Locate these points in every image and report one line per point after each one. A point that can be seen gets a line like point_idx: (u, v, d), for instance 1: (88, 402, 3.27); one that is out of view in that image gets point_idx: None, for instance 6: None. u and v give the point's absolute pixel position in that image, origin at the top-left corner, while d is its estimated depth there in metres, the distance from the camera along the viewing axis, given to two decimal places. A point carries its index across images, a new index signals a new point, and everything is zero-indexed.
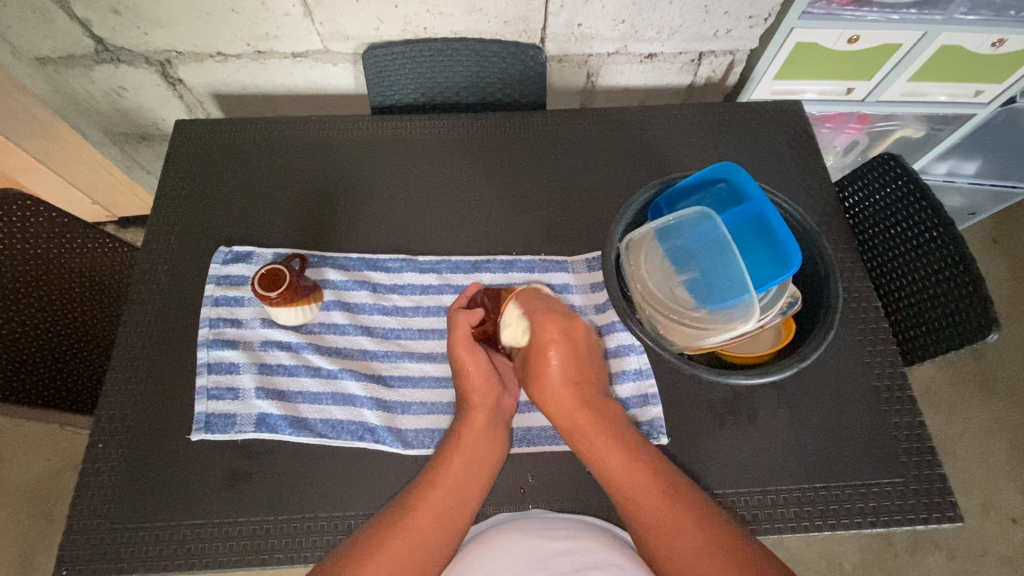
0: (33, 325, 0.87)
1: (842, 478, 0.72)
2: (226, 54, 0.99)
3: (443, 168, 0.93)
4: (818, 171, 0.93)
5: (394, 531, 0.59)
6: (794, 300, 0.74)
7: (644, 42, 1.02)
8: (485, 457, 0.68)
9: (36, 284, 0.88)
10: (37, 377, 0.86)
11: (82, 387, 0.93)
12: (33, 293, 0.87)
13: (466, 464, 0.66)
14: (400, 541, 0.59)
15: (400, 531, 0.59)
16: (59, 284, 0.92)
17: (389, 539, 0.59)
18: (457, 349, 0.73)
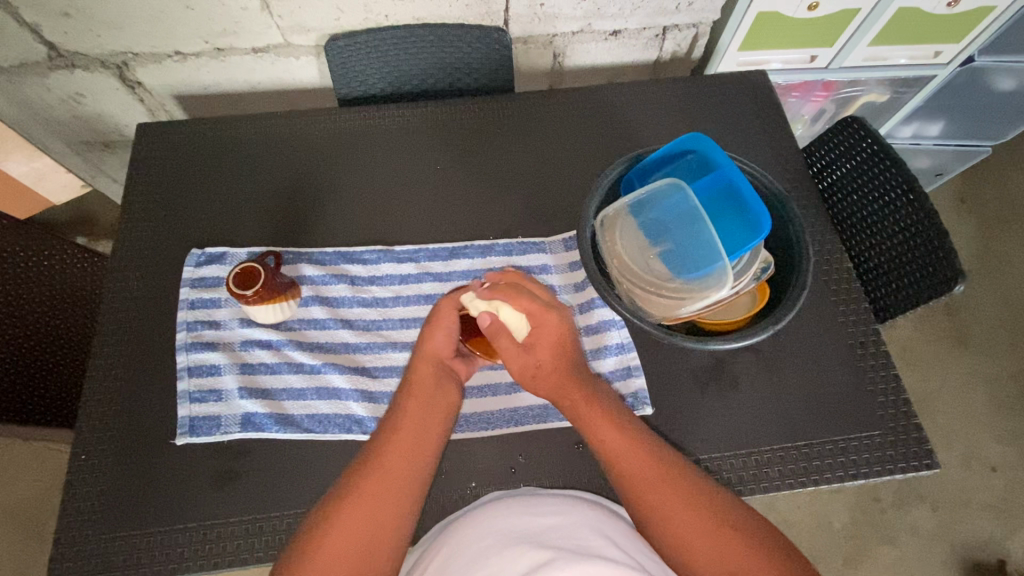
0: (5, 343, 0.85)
1: (822, 435, 0.74)
2: (185, 53, 0.96)
3: (414, 157, 0.92)
4: (784, 139, 0.94)
5: (355, 498, 0.58)
6: (768, 265, 0.75)
7: (607, 19, 0.98)
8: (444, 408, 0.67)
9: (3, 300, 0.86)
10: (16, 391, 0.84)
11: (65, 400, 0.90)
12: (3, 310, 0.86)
13: (422, 416, 0.65)
14: (357, 515, 0.57)
15: (354, 503, 0.58)
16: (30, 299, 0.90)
17: (352, 504, 0.58)
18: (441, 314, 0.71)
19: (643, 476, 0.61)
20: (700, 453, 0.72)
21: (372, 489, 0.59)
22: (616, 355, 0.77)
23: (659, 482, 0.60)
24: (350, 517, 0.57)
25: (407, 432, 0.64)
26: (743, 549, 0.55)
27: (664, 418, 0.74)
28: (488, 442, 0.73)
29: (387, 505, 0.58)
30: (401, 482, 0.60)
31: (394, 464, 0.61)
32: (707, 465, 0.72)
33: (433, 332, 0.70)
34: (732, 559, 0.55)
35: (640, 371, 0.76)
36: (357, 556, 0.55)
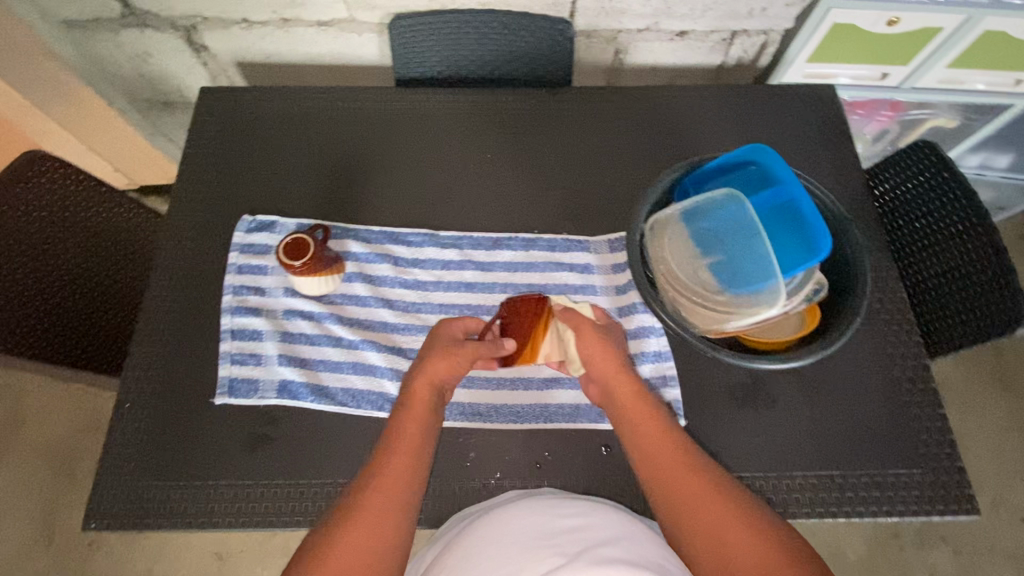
0: (64, 287, 0.88)
1: (858, 467, 0.72)
2: (251, 21, 0.96)
3: (467, 145, 0.92)
4: (849, 159, 0.91)
5: (362, 504, 0.58)
6: (820, 287, 0.72)
7: (675, 19, 0.94)
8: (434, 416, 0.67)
9: (66, 246, 0.89)
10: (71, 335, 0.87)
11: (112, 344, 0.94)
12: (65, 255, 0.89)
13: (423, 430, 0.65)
14: (365, 525, 0.57)
15: (365, 510, 0.58)
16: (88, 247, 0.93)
17: (360, 509, 0.58)
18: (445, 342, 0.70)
19: (674, 495, 0.60)
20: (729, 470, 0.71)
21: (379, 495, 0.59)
22: (653, 363, 0.76)
23: (675, 475, 0.61)
24: (360, 524, 0.57)
25: (401, 450, 0.63)
26: (754, 541, 0.55)
27: (696, 432, 0.73)
28: (515, 436, 0.74)
29: (392, 512, 0.58)
30: (401, 491, 0.60)
31: (390, 482, 0.60)
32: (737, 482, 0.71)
33: (425, 361, 0.68)
34: (741, 548, 0.55)
35: (676, 382, 0.75)
36: (369, 562, 0.55)
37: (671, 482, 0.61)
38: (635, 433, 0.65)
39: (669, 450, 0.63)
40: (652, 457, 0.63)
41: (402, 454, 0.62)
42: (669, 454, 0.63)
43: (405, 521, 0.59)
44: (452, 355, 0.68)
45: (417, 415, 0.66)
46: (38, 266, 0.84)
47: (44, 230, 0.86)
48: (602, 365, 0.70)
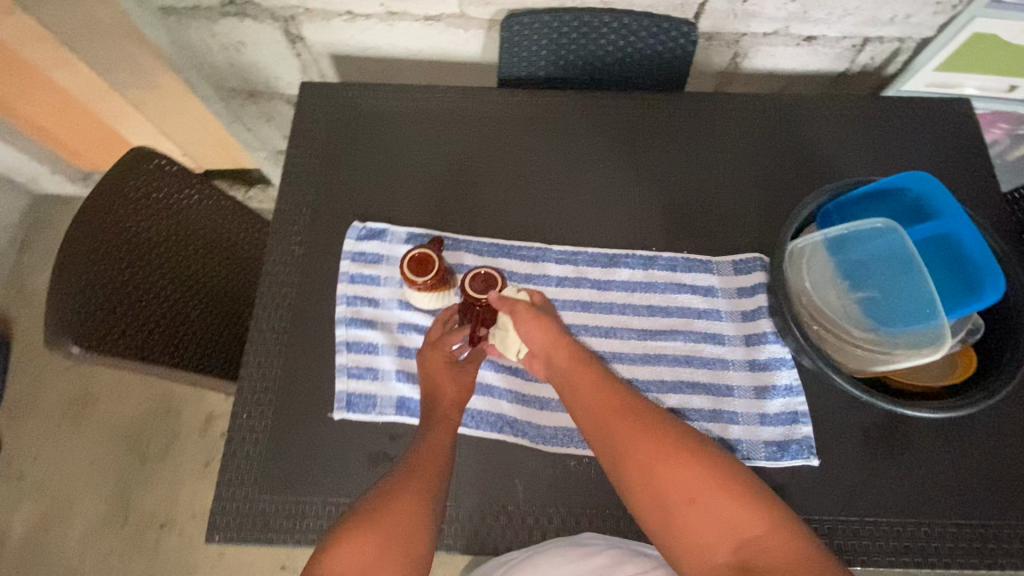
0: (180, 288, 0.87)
1: (1002, 518, 0.68)
2: (356, 13, 0.92)
3: (579, 154, 0.88)
4: (990, 183, 0.85)
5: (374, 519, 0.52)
6: (977, 325, 0.67)
7: (808, 23, 0.88)
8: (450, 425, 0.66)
9: (181, 247, 0.89)
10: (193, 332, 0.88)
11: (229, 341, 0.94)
12: (180, 257, 0.88)
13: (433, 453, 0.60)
14: (373, 543, 0.51)
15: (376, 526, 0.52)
16: (200, 249, 0.92)
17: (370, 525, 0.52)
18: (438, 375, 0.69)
19: (656, 483, 0.54)
20: (863, 513, 0.69)
21: (389, 512, 0.53)
22: (783, 397, 0.74)
23: (616, 432, 0.57)
24: (370, 539, 0.51)
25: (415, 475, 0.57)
26: (707, 480, 0.53)
27: (829, 472, 0.71)
28: None
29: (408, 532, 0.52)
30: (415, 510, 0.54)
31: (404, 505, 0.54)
32: (871, 527, 0.68)
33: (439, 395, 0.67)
34: (691, 491, 0.53)
35: (807, 418, 0.72)
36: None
37: (651, 468, 0.54)
38: (599, 423, 0.59)
39: (608, 410, 0.59)
40: (591, 416, 0.60)
41: (410, 473, 0.57)
42: (609, 414, 0.59)
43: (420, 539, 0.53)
44: (459, 379, 0.69)
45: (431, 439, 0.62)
46: (166, 265, 0.85)
47: (162, 230, 0.85)
48: (536, 333, 0.66)
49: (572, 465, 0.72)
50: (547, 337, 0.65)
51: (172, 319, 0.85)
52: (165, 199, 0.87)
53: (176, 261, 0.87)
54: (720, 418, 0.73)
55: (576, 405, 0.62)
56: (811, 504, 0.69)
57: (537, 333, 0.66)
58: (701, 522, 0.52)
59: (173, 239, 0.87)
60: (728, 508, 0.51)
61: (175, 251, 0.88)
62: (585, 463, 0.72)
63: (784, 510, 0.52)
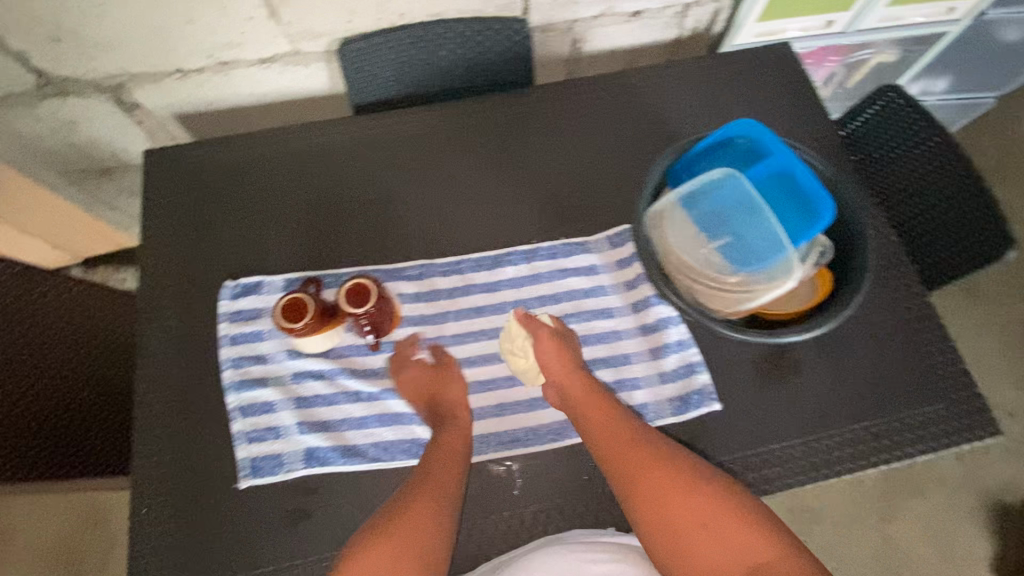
0: (41, 397, 0.83)
1: (887, 413, 0.75)
2: (186, 70, 0.89)
3: (444, 165, 0.89)
4: (819, 115, 0.92)
5: (396, 522, 0.58)
6: (824, 250, 0.73)
7: (630, 0, 0.92)
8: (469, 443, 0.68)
9: (35, 354, 0.84)
10: (79, 437, 0.85)
11: (128, 440, 0.91)
12: (36, 364, 0.84)
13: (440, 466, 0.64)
14: (384, 549, 0.56)
15: (394, 530, 0.57)
16: (61, 350, 0.88)
17: (393, 527, 0.57)
18: (409, 373, 0.73)
19: (669, 516, 0.57)
20: (769, 442, 0.73)
21: (406, 518, 0.58)
22: (677, 352, 0.76)
23: (631, 466, 0.61)
24: (384, 544, 0.56)
25: (431, 483, 0.62)
26: (718, 511, 0.56)
27: (731, 412, 0.74)
28: (557, 453, 0.72)
29: (419, 534, 0.57)
30: (427, 520, 0.58)
31: (416, 513, 0.59)
32: (778, 454, 0.72)
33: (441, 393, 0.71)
34: (705, 520, 0.56)
35: (703, 366, 0.76)
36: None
37: (666, 502, 0.58)
38: (619, 458, 0.62)
39: (624, 446, 0.63)
40: (608, 451, 0.63)
41: (424, 482, 0.62)
42: (624, 450, 0.62)
43: (435, 543, 0.57)
44: (447, 378, 0.73)
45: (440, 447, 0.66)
46: (19, 377, 0.81)
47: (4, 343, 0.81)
48: (562, 377, 0.69)
49: (496, 471, 0.72)
50: (559, 374, 0.70)
51: (48, 429, 0.82)
52: (26, 310, 0.85)
53: (44, 368, 0.84)
54: (625, 387, 0.75)
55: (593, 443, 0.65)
56: (723, 446, 0.73)
57: (554, 365, 0.70)
58: (713, 547, 0.54)
59: (22, 349, 0.83)
60: (739, 536, 0.54)
61: (49, 361, 0.86)
62: (506, 464, 0.72)
63: (790, 536, 0.55)
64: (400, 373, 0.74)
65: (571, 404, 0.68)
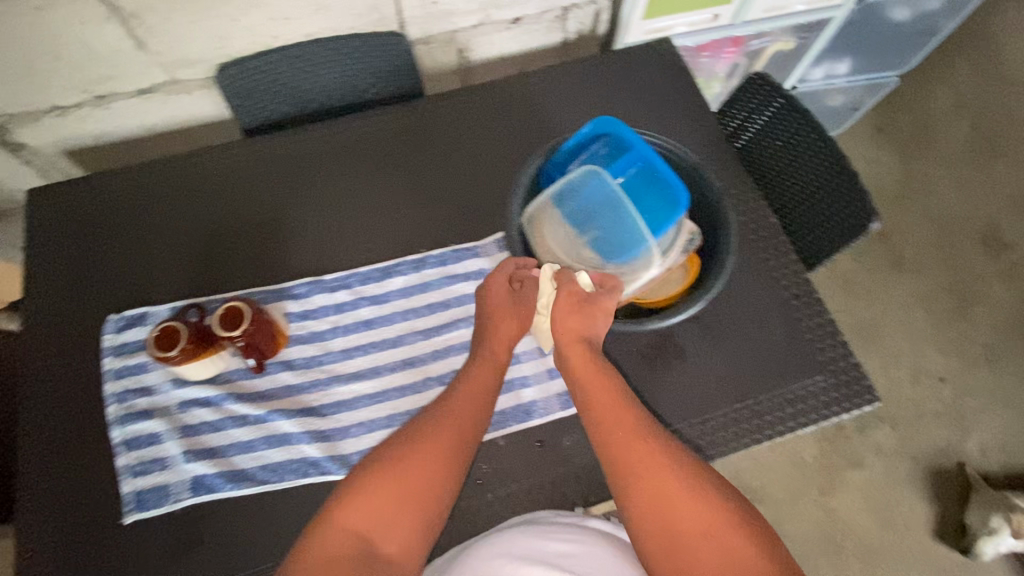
0: None
1: (771, 390, 0.77)
2: (64, 106, 0.90)
3: (332, 180, 0.89)
4: (699, 104, 0.95)
5: (396, 472, 0.59)
6: (694, 236, 0.76)
7: (505, 8, 0.95)
8: (492, 392, 0.68)
9: None
10: None
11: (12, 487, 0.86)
12: None
13: (456, 418, 0.64)
14: (383, 494, 0.57)
15: (394, 479, 0.58)
16: None
17: (390, 477, 0.58)
18: (499, 307, 0.73)
19: (667, 510, 0.56)
20: None
21: (407, 473, 0.59)
22: None
23: (638, 453, 0.59)
24: (382, 495, 0.57)
25: (439, 437, 0.62)
26: (720, 518, 0.55)
27: None
28: None
29: (417, 495, 0.58)
30: (429, 481, 0.59)
31: (418, 468, 0.60)
32: None
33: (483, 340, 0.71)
34: (707, 528, 0.54)
35: None
36: (376, 527, 0.56)
37: (668, 494, 0.57)
38: (628, 442, 0.60)
39: (635, 432, 0.61)
40: (606, 429, 0.62)
41: (437, 439, 0.62)
42: (635, 436, 0.61)
43: (430, 496, 0.59)
44: (510, 314, 0.72)
45: (462, 402, 0.66)
46: None
47: None
48: (568, 348, 0.68)
49: None
50: (577, 345, 0.68)
51: None
52: None
53: None
54: (513, 387, 0.77)
55: (598, 424, 0.63)
56: None
57: (573, 335, 0.68)
58: (710, 551, 0.53)
59: None
60: (737, 544, 0.53)
61: None
62: None
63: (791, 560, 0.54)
64: (487, 290, 0.73)
65: (590, 377, 0.66)
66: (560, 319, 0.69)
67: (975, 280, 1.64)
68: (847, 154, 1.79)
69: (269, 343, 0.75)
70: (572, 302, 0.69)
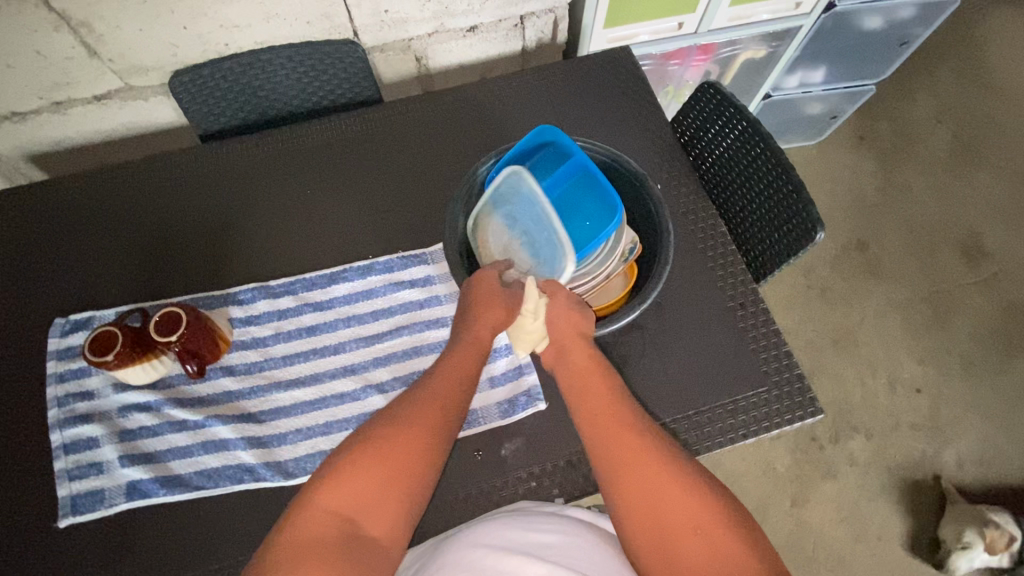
0: None
1: (712, 400, 0.76)
2: (22, 112, 0.93)
3: (283, 185, 0.89)
4: (652, 112, 0.95)
5: (385, 449, 0.55)
6: (634, 245, 0.77)
7: (458, 16, 1.00)
8: (478, 374, 0.67)
9: None
10: None
11: None
12: None
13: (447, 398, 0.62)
14: (373, 473, 0.54)
15: (384, 457, 0.55)
16: None
17: (379, 456, 0.55)
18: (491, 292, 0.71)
19: (654, 503, 0.53)
20: None
21: (400, 450, 0.56)
22: (507, 356, 0.80)
23: (626, 445, 0.57)
24: (370, 475, 0.54)
25: (430, 416, 0.60)
26: (710, 510, 0.53)
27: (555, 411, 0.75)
28: None
29: (405, 476, 0.55)
30: (417, 460, 0.56)
31: (410, 446, 0.56)
32: None
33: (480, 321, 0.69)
34: (697, 522, 0.52)
35: (532, 367, 0.79)
36: (361, 509, 0.53)
37: (656, 486, 0.54)
38: (615, 434, 0.59)
39: (624, 423, 0.59)
40: (597, 423, 0.60)
41: (428, 417, 0.59)
42: (624, 428, 0.59)
43: (418, 477, 0.56)
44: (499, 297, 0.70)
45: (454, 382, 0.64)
46: None
47: None
48: (566, 343, 0.68)
49: None
50: (568, 335, 0.68)
51: None
52: None
53: None
54: None
55: (590, 415, 0.61)
56: (546, 444, 0.74)
57: (566, 325, 0.68)
58: (699, 546, 0.51)
59: None
60: (726, 538, 0.51)
61: None
62: None
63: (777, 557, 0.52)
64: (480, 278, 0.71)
65: (578, 367, 0.66)
66: (556, 308, 0.69)
67: (954, 290, 1.62)
68: (827, 162, 1.78)
69: (207, 347, 0.75)
70: (568, 302, 0.69)
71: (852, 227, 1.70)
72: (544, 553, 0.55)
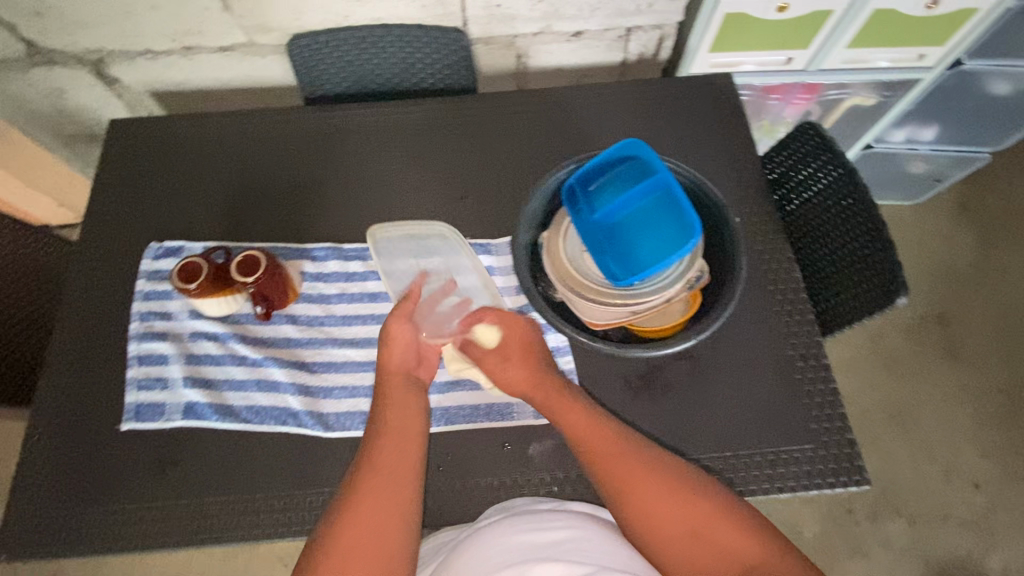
0: None
1: (752, 446, 0.74)
2: (155, 51, 1.02)
3: (371, 155, 0.93)
4: (744, 144, 0.93)
5: (353, 513, 0.58)
6: (701, 275, 0.75)
7: (566, 20, 1.02)
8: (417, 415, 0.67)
9: None
10: None
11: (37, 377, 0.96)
12: None
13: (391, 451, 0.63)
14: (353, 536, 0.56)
15: (356, 519, 0.57)
16: None
17: (351, 518, 0.57)
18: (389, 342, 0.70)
19: (655, 514, 0.58)
20: None
21: (368, 505, 0.58)
22: None
23: (618, 465, 0.62)
24: (350, 532, 0.56)
25: (381, 471, 0.61)
26: (707, 512, 0.58)
27: None
28: None
29: (389, 528, 0.58)
30: (390, 513, 0.58)
31: (375, 506, 0.58)
32: None
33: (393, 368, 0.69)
34: (696, 525, 0.57)
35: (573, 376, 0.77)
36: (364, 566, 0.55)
37: (655, 496, 0.59)
38: (603, 455, 0.63)
39: (609, 441, 0.64)
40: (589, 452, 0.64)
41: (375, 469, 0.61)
42: (611, 446, 0.64)
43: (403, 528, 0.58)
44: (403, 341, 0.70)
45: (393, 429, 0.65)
46: None
47: None
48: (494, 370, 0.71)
49: (352, 448, 0.74)
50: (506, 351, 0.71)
51: None
52: None
53: None
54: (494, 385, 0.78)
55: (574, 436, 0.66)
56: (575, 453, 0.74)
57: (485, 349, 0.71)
58: (703, 549, 0.56)
59: None
60: (729, 536, 0.56)
61: None
62: None
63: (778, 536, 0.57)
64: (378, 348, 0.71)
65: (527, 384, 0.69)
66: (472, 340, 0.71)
67: None
68: (921, 226, 1.67)
69: (276, 293, 0.80)
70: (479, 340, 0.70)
71: (934, 299, 1.58)
72: (553, 551, 0.56)
